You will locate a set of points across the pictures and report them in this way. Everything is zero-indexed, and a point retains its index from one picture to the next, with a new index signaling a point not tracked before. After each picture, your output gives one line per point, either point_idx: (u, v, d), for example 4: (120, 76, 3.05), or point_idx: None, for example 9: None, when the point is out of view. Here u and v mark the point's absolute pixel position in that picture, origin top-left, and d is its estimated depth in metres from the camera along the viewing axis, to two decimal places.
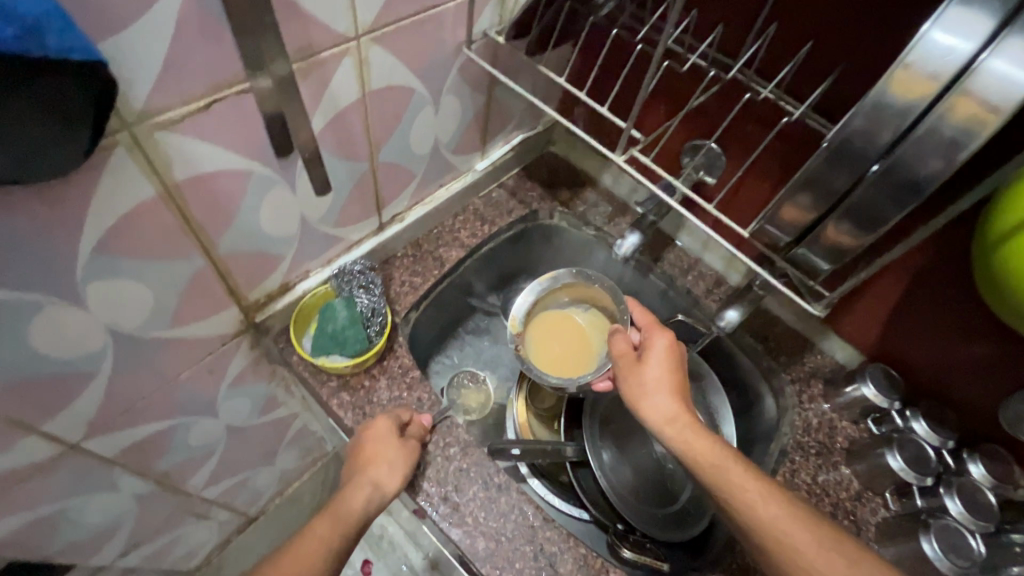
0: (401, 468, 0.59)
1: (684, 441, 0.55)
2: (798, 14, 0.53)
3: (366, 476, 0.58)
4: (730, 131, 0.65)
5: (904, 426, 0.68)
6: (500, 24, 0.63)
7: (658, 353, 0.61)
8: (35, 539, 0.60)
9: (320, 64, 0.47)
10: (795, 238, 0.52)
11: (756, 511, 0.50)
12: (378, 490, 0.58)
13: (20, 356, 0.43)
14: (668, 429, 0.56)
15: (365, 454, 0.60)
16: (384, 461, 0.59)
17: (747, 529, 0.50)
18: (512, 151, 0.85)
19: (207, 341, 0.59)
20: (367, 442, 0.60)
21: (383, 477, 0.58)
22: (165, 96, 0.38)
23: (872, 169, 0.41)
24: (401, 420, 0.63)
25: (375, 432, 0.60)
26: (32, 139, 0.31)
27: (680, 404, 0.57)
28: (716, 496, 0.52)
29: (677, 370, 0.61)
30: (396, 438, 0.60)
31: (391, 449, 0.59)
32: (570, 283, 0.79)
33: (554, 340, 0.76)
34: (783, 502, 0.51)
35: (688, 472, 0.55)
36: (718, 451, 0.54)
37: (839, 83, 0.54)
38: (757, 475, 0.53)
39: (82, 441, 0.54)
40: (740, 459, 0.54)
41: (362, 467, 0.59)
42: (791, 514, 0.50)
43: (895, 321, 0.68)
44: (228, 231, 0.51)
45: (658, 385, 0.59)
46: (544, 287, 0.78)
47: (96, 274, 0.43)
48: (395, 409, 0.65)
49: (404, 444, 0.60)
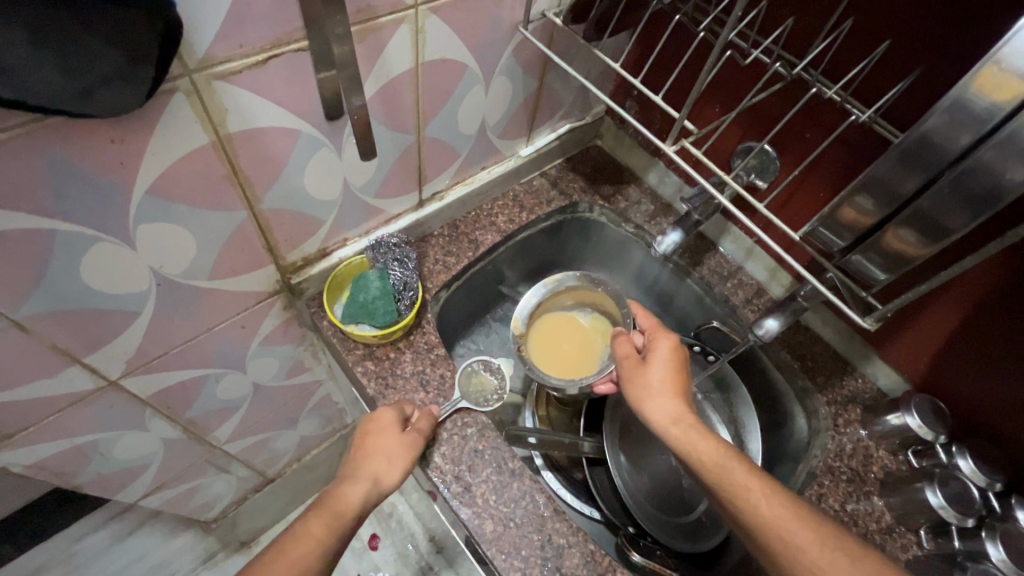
0: (403, 463, 0.57)
1: (688, 441, 0.54)
2: (877, 10, 0.50)
3: (365, 470, 0.56)
4: (787, 133, 0.62)
5: (948, 462, 0.64)
6: (559, 6, 0.62)
7: (659, 355, 0.61)
8: (68, 468, 0.63)
9: (376, 28, 0.47)
10: (850, 243, 0.49)
11: (759, 509, 0.49)
12: (378, 485, 0.55)
13: (72, 287, 0.45)
14: (673, 429, 0.55)
15: (363, 446, 0.57)
16: (385, 455, 0.57)
17: (752, 528, 0.49)
18: (558, 140, 0.84)
19: (244, 296, 0.61)
20: (369, 432, 0.58)
21: (383, 472, 0.56)
22: (226, 45, 0.39)
23: (944, 175, 0.38)
24: (402, 411, 0.61)
25: (375, 424, 0.58)
26: (102, 72, 0.32)
27: (683, 405, 0.57)
28: (718, 496, 0.51)
29: (681, 373, 0.60)
30: (398, 431, 0.58)
31: (393, 443, 0.57)
32: (574, 285, 0.78)
33: (556, 343, 0.75)
34: (788, 503, 0.49)
35: (692, 473, 0.54)
36: (721, 451, 0.53)
37: (914, 87, 0.50)
38: (760, 474, 0.51)
39: (121, 377, 0.57)
40: (743, 459, 0.53)
41: (360, 460, 0.56)
42: (796, 514, 0.48)
43: (949, 349, 0.64)
44: (273, 189, 0.52)
45: (661, 385, 0.58)
46: (548, 289, 0.77)
47: (146, 217, 0.45)
48: (399, 402, 0.63)
49: (406, 438, 0.59)
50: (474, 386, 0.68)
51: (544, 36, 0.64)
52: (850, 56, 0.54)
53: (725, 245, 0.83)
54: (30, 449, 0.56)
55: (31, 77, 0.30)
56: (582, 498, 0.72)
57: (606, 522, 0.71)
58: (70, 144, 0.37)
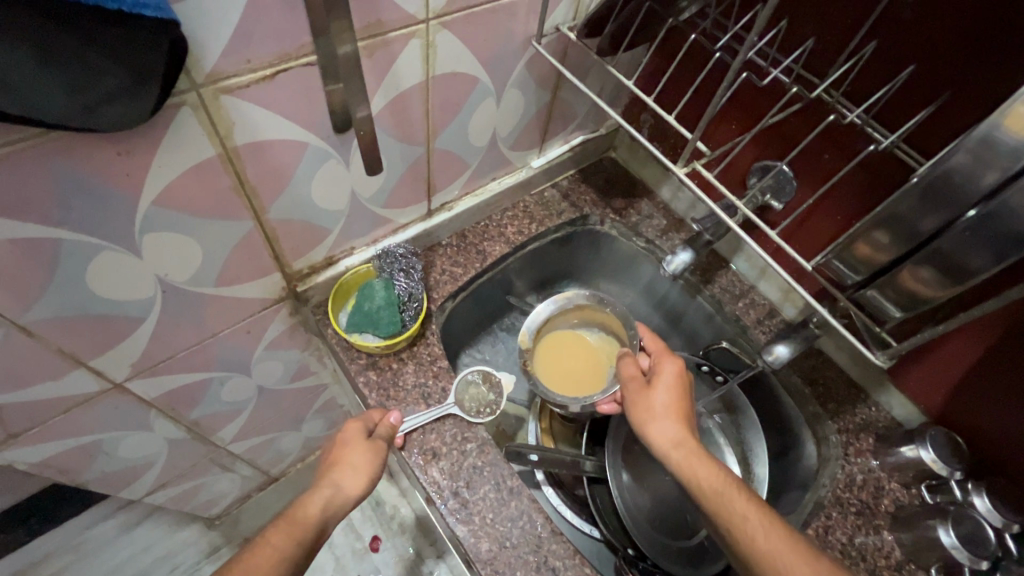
0: (366, 473, 0.56)
1: (689, 466, 0.53)
2: (901, 33, 0.48)
3: (328, 478, 0.54)
4: (805, 156, 0.61)
5: (963, 500, 0.62)
6: (574, 20, 0.61)
7: (664, 378, 0.60)
8: (73, 465, 0.64)
9: (386, 44, 0.47)
10: (865, 278, 0.47)
11: (755, 540, 0.48)
12: (338, 493, 0.54)
13: (79, 294, 0.46)
14: (675, 454, 0.54)
15: (330, 458, 0.57)
16: (349, 465, 0.56)
17: (749, 560, 0.48)
18: (571, 152, 0.83)
19: (250, 303, 0.61)
20: (338, 444, 0.58)
21: (346, 481, 0.55)
22: (234, 60, 0.39)
23: (967, 214, 0.37)
24: (370, 423, 0.60)
25: (344, 436, 0.58)
26: (105, 87, 0.32)
27: (685, 430, 0.56)
28: (715, 524, 0.50)
29: (685, 398, 0.59)
30: (363, 440, 0.58)
31: (358, 453, 0.57)
32: (582, 303, 0.77)
33: (561, 360, 0.74)
34: (787, 534, 0.48)
35: (691, 498, 0.53)
36: (721, 478, 0.52)
37: (937, 114, 0.49)
38: (758, 504, 0.50)
39: (126, 380, 0.57)
40: (742, 487, 0.51)
41: (326, 471, 0.56)
42: (797, 548, 0.47)
43: (968, 383, 0.62)
44: (280, 199, 0.52)
45: (665, 409, 0.57)
46: (557, 306, 0.76)
47: (152, 227, 0.45)
48: (369, 410, 0.63)
49: (370, 446, 0.58)
50: (471, 397, 0.67)
51: (558, 50, 0.64)
52: (872, 79, 0.52)
53: (739, 263, 0.81)
54: (36, 448, 0.57)
55: (35, 95, 0.30)
56: (582, 516, 0.71)
57: (605, 542, 0.69)
58: (77, 156, 0.37)
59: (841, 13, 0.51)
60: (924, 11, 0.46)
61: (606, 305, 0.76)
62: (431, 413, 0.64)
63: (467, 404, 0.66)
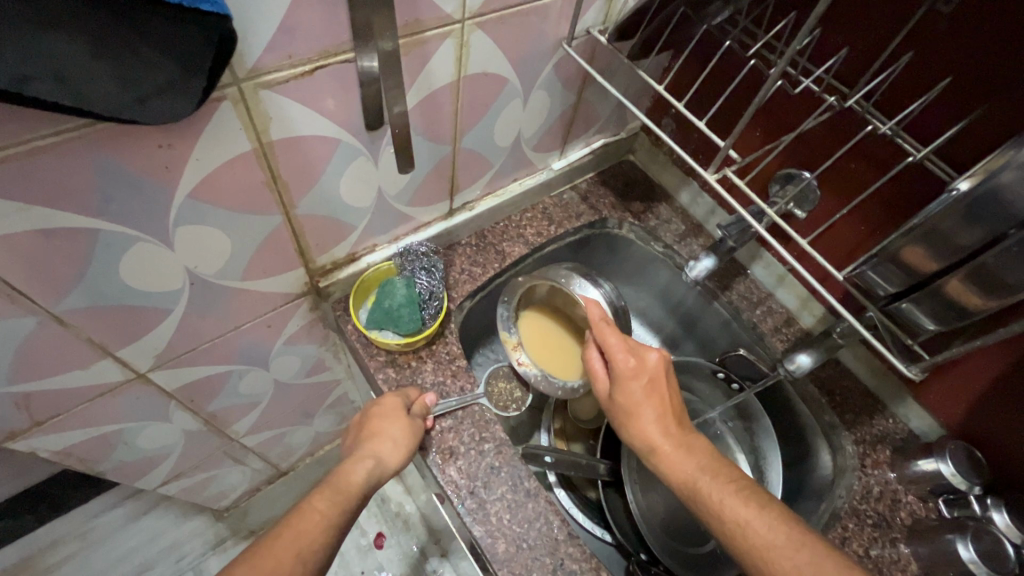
0: (404, 446, 0.58)
1: (674, 466, 0.54)
2: (938, 43, 0.48)
3: (367, 450, 0.57)
4: (832, 166, 0.61)
5: (982, 515, 0.60)
6: (604, 23, 0.62)
7: (625, 384, 0.58)
8: (92, 454, 0.64)
9: (423, 42, 0.47)
10: (899, 290, 0.48)
11: (746, 533, 0.48)
12: (380, 464, 0.56)
13: (111, 286, 0.46)
14: (656, 456, 0.55)
15: (370, 428, 0.59)
16: (388, 438, 0.57)
17: (741, 555, 0.48)
18: (591, 155, 0.83)
19: (272, 297, 0.61)
20: (376, 415, 0.59)
21: (386, 453, 0.57)
22: (276, 56, 0.39)
23: (1010, 232, 0.38)
24: (407, 399, 0.62)
25: (382, 408, 0.60)
26: (154, 81, 0.32)
27: (661, 430, 0.56)
28: (709, 523, 0.51)
29: (660, 394, 0.58)
30: (403, 415, 0.59)
31: (397, 426, 0.58)
32: (537, 279, 0.75)
33: (547, 346, 0.77)
34: (786, 524, 0.48)
35: (687, 500, 0.53)
36: (705, 474, 0.52)
37: (973, 127, 0.48)
38: (752, 498, 0.50)
39: (149, 371, 0.58)
40: (728, 482, 0.51)
41: (365, 441, 0.58)
42: (795, 538, 0.47)
43: (988, 399, 0.62)
44: (310, 194, 0.52)
45: (629, 415, 0.57)
46: (513, 298, 0.76)
47: (186, 219, 0.45)
48: (405, 388, 0.64)
49: (409, 421, 0.59)
50: (501, 390, 0.73)
51: (586, 53, 0.64)
52: (905, 90, 0.52)
53: (757, 270, 0.81)
54: (59, 436, 0.57)
55: (87, 83, 0.30)
56: (596, 520, 0.72)
57: (617, 545, 0.71)
58: (120, 147, 0.37)
59: (877, 20, 0.51)
60: (962, 21, 0.46)
61: (562, 278, 0.75)
62: (457, 401, 0.65)
63: (495, 396, 0.71)
